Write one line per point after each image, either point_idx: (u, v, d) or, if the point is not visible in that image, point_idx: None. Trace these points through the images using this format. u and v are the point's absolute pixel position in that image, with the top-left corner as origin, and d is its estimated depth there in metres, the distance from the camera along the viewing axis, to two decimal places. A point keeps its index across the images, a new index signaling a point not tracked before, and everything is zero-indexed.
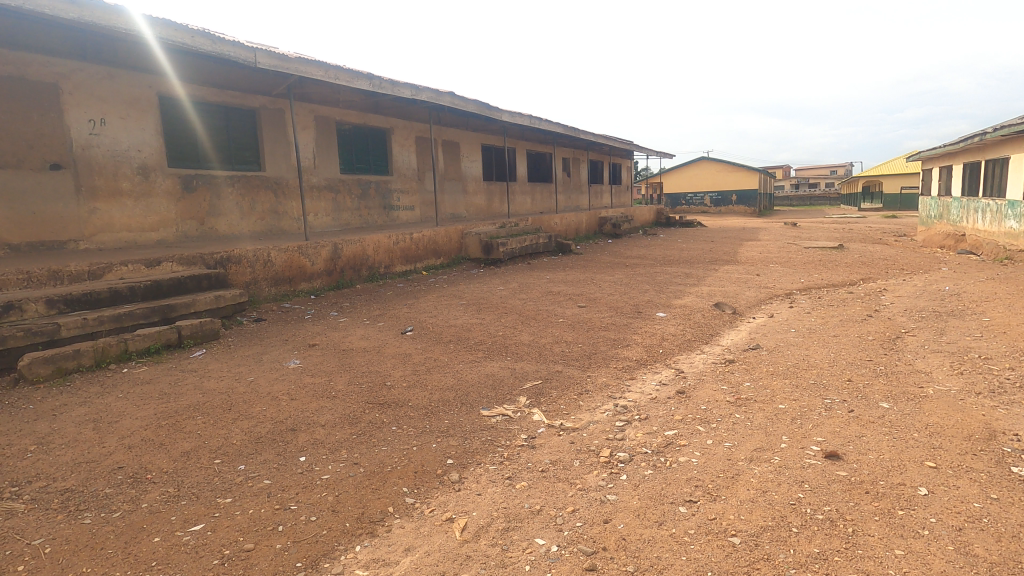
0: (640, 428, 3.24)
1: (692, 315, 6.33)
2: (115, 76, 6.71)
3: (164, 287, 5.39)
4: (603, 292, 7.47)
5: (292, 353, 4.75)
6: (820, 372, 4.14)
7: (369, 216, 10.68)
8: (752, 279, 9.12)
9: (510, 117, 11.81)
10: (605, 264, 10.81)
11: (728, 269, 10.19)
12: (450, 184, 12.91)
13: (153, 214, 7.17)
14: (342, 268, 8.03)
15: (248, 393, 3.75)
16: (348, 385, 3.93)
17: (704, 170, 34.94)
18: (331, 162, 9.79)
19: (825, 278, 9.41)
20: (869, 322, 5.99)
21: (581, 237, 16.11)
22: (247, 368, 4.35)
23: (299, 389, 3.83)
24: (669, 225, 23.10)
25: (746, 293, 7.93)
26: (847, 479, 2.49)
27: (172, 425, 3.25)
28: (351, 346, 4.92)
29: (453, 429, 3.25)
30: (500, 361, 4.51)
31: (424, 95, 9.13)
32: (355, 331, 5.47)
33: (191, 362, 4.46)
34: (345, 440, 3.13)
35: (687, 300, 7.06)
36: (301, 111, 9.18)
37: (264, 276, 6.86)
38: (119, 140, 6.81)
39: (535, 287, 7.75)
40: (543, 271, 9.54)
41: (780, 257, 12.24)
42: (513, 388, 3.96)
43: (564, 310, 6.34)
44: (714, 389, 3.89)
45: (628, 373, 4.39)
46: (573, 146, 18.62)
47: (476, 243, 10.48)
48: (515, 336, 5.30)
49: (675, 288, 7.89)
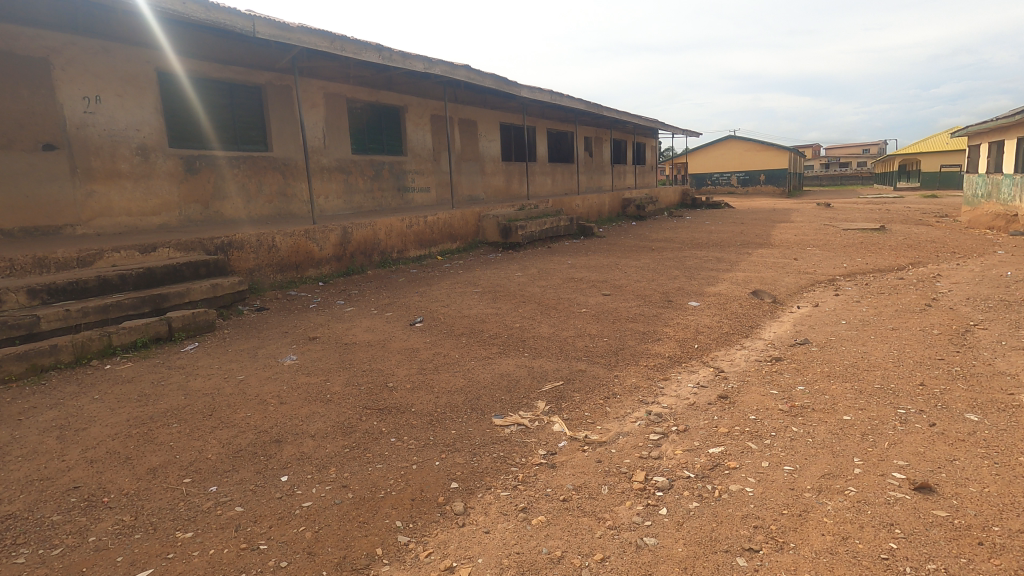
0: (679, 444, 2.76)
1: (729, 304, 5.78)
2: (111, 51, 6.34)
3: (158, 274, 5.03)
4: (629, 278, 6.94)
5: (290, 347, 4.35)
6: (886, 375, 3.57)
7: (383, 198, 10.25)
8: (790, 264, 8.46)
9: (529, 93, 11.18)
10: (630, 248, 10.22)
11: (761, 253, 9.52)
12: (467, 165, 12.40)
13: (154, 197, 6.83)
14: (352, 253, 7.63)
15: (234, 396, 3.36)
16: (349, 384, 3.53)
17: (732, 149, 33.71)
18: (343, 141, 9.36)
19: (871, 263, 8.70)
20: (930, 313, 5.36)
21: (604, 219, 15.50)
22: (239, 366, 3.96)
23: (291, 391, 3.42)
24: (695, 207, 22.37)
25: (784, 279, 7.32)
26: (948, 522, 1.98)
27: (144, 434, 2.86)
28: (354, 340, 4.51)
29: (460, 443, 2.82)
30: (515, 358, 4.05)
31: (439, 69, 8.58)
32: (360, 322, 5.06)
33: (179, 358, 4.09)
34: (335, 456, 2.71)
35: (722, 287, 6.51)
36: (310, 87, 8.73)
37: (268, 263, 6.50)
38: (116, 119, 6.45)
39: (555, 273, 7.25)
40: (564, 256, 9.02)
41: (818, 240, 11.47)
42: (530, 391, 3.50)
43: (587, 299, 5.84)
44: (761, 394, 3.38)
45: (660, 373, 3.89)
46: (596, 124, 17.89)
47: (494, 226, 9.99)
48: (533, 329, 4.82)
49: (708, 274, 7.32)
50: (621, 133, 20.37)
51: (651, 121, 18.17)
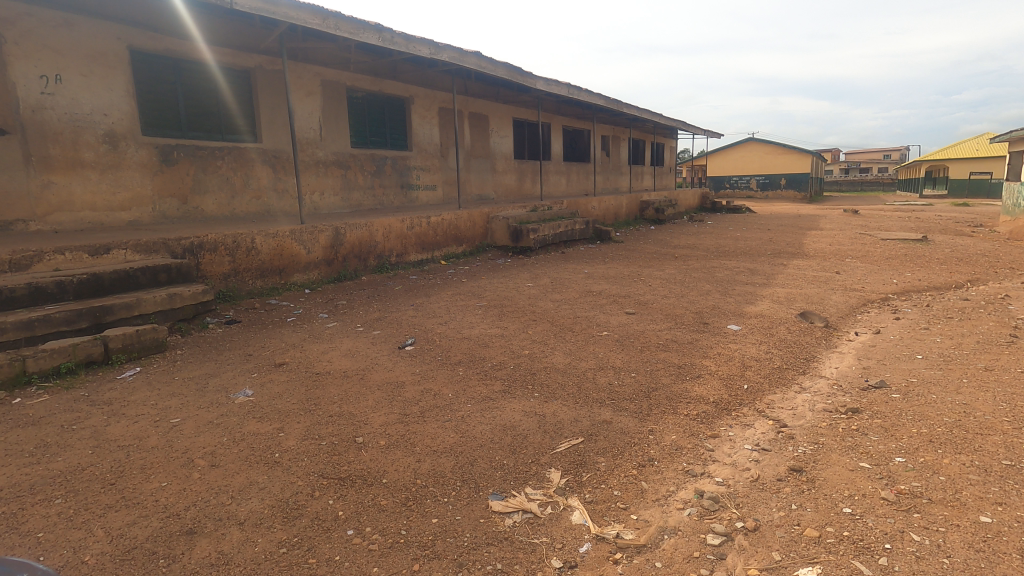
0: (752, 558, 1.94)
1: (775, 330, 4.93)
2: (74, 24, 5.61)
3: (106, 281, 4.29)
4: (655, 293, 6.11)
5: (248, 376, 3.57)
6: (1012, 444, 2.70)
7: (384, 196, 9.49)
8: (833, 279, 7.56)
9: (545, 86, 10.38)
10: (651, 256, 9.36)
11: (796, 265, 8.64)
12: (477, 162, 11.61)
13: (123, 190, 6.11)
14: (344, 256, 6.87)
15: (157, 451, 2.59)
16: (307, 437, 2.74)
17: (753, 152, 32.65)
18: (341, 133, 8.62)
19: (924, 278, 7.78)
20: (1021, 347, 4.47)
21: (621, 222, 14.63)
22: (179, 403, 3.19)
23: (231, 446, 2.64)
24: (716, 210, 21.44)
25: (831, 297, 6.45)
26: None
27: (10, 518, 2.08)
28: (328, 369, 3.72)
29: (443, 544, 2.01)
30: (522, 401, 3.24)
31: (446, 54, 7.80)
32: (340, 343, 4.28)
33: (109, 390, 3.32)
34: (265, 561, 1.91)
35: (764, 307, 5.66)
36: (305, 73, 8.00)
37: (247, 267, 5.76)
38: (80, 102, 5.74)
39: (571, 285, 6.44)
40: (580, 264, 8.19)
41: (857, 251, 10.51)
42: (540, 453, 2.68)
43: (608, 319, 5.03)
44: (848, 468, 2.54)
45: (706, 428, 3.05)
46: (614, 123, 17.06)
47: (503, 229, 9.20)
48: (545, 359, 4.00)
49: (744, 290, 6.47)
50: (639, 133, 19.48)
51: (672, 120, 17.31)
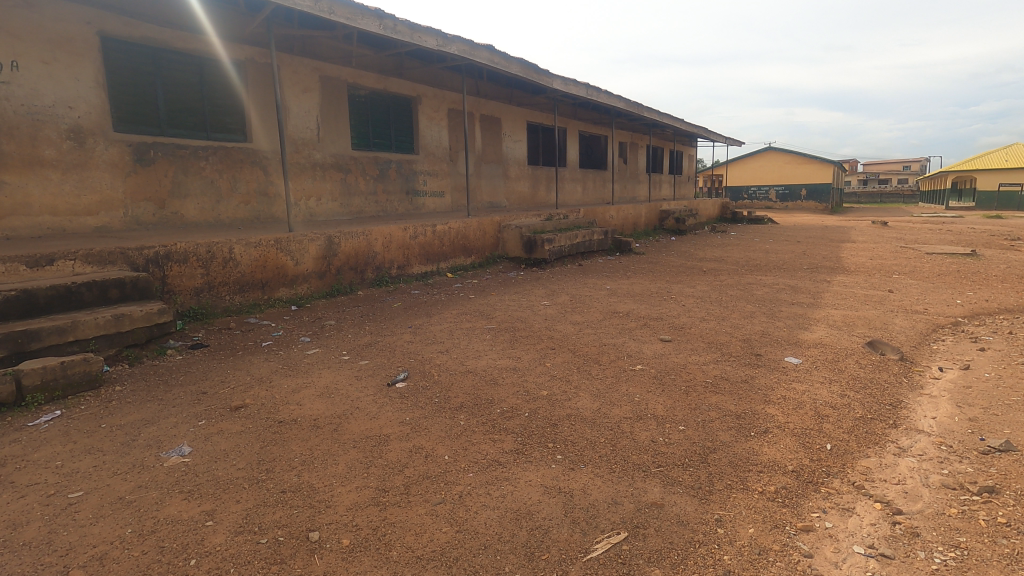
0: None
1: (843, 363, 4.10)
2: (34, 5, 4.96)
3: (39, 300, 3.57)
4: (690, 315, 5.30)
5: (192, 426, 2.82)
6: None
7: (388, 202, 8.78)
8: (887, 299, 6.70)
9: (563, 86, 9.67)
10: (679, 269, 8.55)
11: (840, 281, 7.78)
12: (488, 168, 10.89)
13: (90, 192, 5.44)
14: (338, 269, 6.14)
15: (26, 554, 1.83)
16: (242, 530, 1.96)
17: (772, 161, 31.72)
18: (341, 134, 7.94)
19: (991, 298, 6.89)
20: None
21: (640, 232, 13.82)
22: (92, 465, 2.44)
23: (133, 545, 1.87)
24: (736, 221, 20.59)
25: (894, 321, 5.59)
26: None
27: None
28: (295, 415, 2.96)
29: None
30: (540, 471, 2.45)
31: (455, 47, 7.11)
32: (319, 378, 3.53)
33: (10, 444, 2.58)
34: None
35: (822, 333, 4.82)
36: (302, 67, 7.35)
37: (223, 280, 5.04)
38: (41, 93, 5.08)
39: (593, 304, 5.65)
40: (600, 278, 7.40)
41: (903, 266, 9.60)
42: (568, 560, 1.89)
43: (641, 348, 4.23)
44: None
45: (793, 516, 2.22)
46: (632, 129, 16.31)
47: (516, 239, 8.45)
48: (569, 403, 3.21)
49: (792, 311, 5.64)
50: (658, 140, 18.70)
51: (691, 126, 16.54)
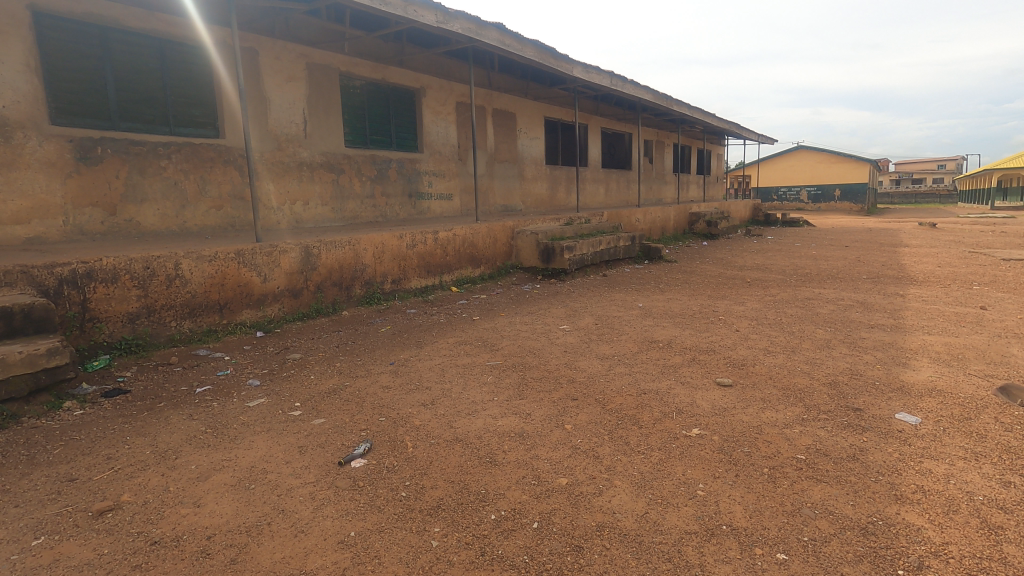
0: None
1: (980, 423, 2.93)
2: None
3: None
4: (749, 346, 4.16)
5: (17, 552, 1.82)
6: None
7: (389, 206, 7.82)
8: (985, 318, 5.45)
9: (584, 73, 8.60)
10: (720, 281, 7.39)
11: (916, 296, 6.53)
12: (501, 168, 9.86)
13: (19, 195, 4.55)
14: (317, 284, 5.16)
15: None
16: None
17: (805, 160, 30.14)
18: (332, 129, 6.99)
19: None
20: None
21: (668, 237, 12.61)
22: None
23: None
24: (771, 224, 19.20)
25: (1011, 351, 4.36)
26: None
27: None
28: (182, 529, 1.94)
29: None
30: None
31: (458, 24, 6.11)
32: (248, 452, 2.52)
33: None
34: None
35: (929, 373, 3.65)
36: (286, 53, 6.43)
37: (167, 303, 4.09)
38: None
39: (623, 329, 4.57)
40: (629, 293, 6.30)
41: (982, 275, 8.27)
42: None
43: (693, 399, 3.14)
44: None
45: None
46: (659, 125, 15.14)
47: (531, 246, 7.40)
48: (600, 504, 2.13)
49: (878, 339, 4.46)
50: (685, 139, 17.50)
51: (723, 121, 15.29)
